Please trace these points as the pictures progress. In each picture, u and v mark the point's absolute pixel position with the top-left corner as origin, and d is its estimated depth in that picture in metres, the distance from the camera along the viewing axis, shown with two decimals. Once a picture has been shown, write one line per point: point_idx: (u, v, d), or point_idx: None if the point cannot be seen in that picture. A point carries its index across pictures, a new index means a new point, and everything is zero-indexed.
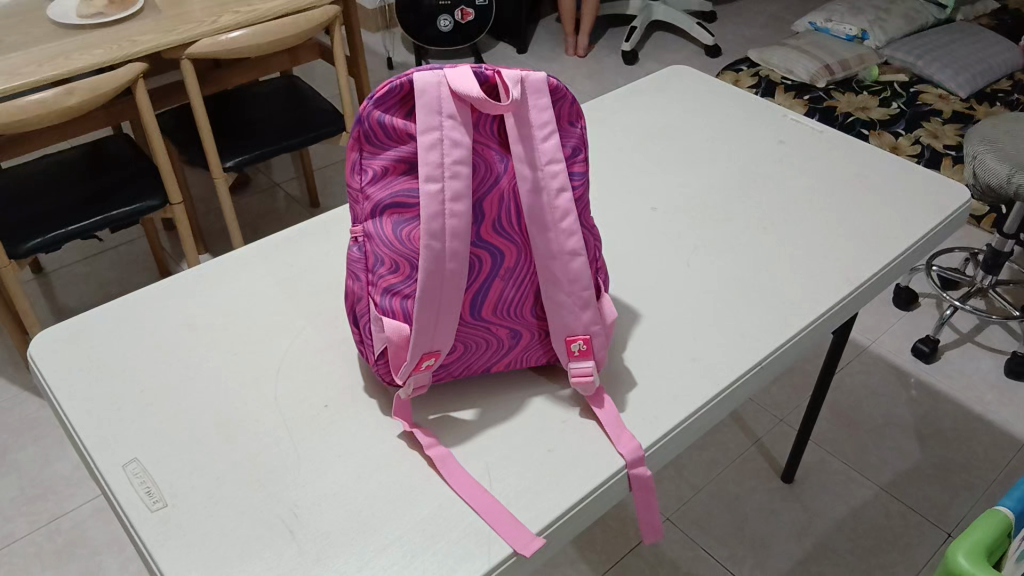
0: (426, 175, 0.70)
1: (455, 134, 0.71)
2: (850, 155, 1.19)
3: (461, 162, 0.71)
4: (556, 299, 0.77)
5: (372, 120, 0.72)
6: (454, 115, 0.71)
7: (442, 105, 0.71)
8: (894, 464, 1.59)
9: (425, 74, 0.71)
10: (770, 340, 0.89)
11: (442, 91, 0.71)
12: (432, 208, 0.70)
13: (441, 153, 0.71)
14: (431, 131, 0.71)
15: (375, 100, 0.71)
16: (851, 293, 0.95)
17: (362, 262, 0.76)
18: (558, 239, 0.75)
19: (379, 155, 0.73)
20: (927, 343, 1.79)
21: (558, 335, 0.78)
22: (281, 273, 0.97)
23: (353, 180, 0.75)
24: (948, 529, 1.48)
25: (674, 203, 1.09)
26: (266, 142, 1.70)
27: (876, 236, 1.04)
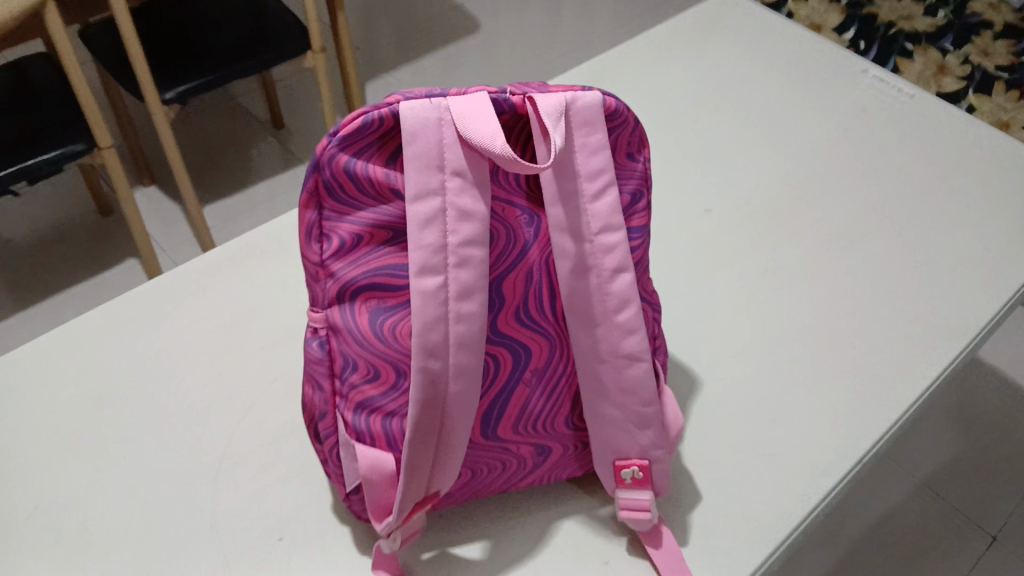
0: (420, 265, 0.46)
1: (464, 199, 0.46)
2: (950, 129, 0.94)
3: (473, 242, 0.47)
4: (601, 412, 0.54)
5: (336, 171, 0.46)
6: (463, 169, 0.46)
7: (444, 154, 0.46)
8: (935, 455, 1.39)
9: (417, 105, 0.45)
10: (869, 425, 0.67)
11: (446, 134, 0.46)
12: (429, 313, 0.46)
13: (443, 229, 0.46)
14: (428, 196, 0.46)
15: (341, 143, 0.46)
16: (965, 350, 0.73)
17: (326, 364, 0.52)
18: (610, 336, 0.51)
19: (347, 215, 0.48)
20: None
21: (600, 455, 0.56)
22: (218, 311, 0.72)
23: (308, 250, 0.49)
24: (993, 532, 1.30)
25: (733, 201, 0.85)
26: (214, 66, 1.38)
27: (991, 257, 0.81)
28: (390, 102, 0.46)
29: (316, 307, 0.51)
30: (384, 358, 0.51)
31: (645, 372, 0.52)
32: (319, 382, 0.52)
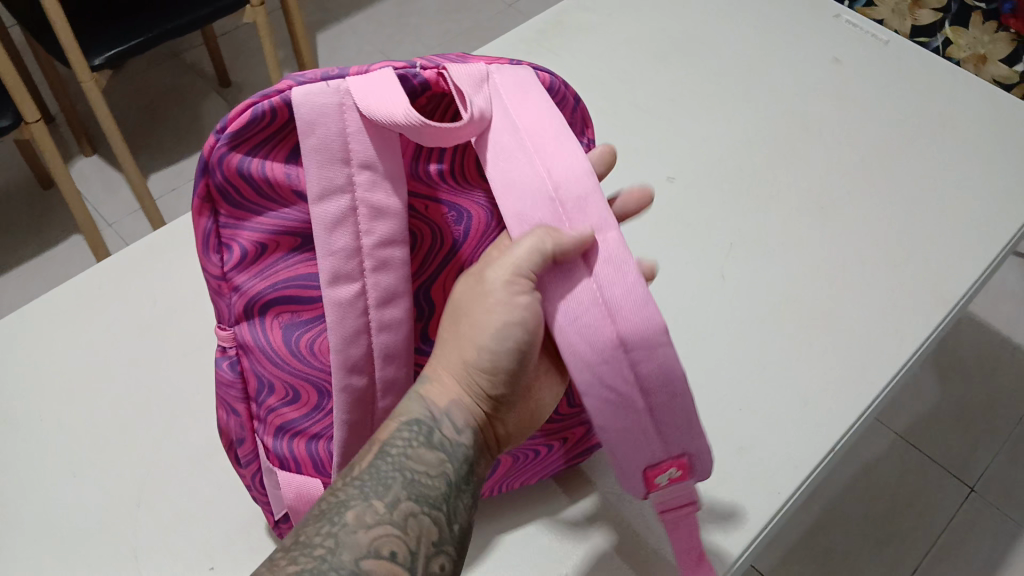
0: (332, 273, 0.42)
1: (376, 195, 0.41)
2: (927, 78, 0.88)
3: (389, 241, 0.42)
4: (614, 416, 0.45)
5: (228, 173, 0.40)
6: (372, 160, 0.40)
7: (349, 145, 0.39)
8: (912, 404, 1.35)
9: (313, 87, 0.39)
10: (845, 409, 0.63)
11: (350, 121, 0.39)
12: (348, 325, 0.42)
13: (355, 231, 0.41)
14: (335, 194, 0.40)
15: (229, 139, 0.39)
16: (944, 321, 0.68)
17: (240, 386, 0.48)
18: (592, 317, 0.42)
19: (247, 222, 0.43)
20: None
21: (626, 470, 0.48)
22: (136, 315, 0.67)
23: (208, 262, 0.44)
24: (970, 484, 1.26)
25: (697, 166, 0.79)
26: (145, 29, 1.27)
27: (973, 217, 0.76)
28: (282, 89, 0.39)
29: (223, 325, 0.46)
30: (303, 379, 0.46)
31: (662, 358, 0.42)
32: (234, 406, 0.48)
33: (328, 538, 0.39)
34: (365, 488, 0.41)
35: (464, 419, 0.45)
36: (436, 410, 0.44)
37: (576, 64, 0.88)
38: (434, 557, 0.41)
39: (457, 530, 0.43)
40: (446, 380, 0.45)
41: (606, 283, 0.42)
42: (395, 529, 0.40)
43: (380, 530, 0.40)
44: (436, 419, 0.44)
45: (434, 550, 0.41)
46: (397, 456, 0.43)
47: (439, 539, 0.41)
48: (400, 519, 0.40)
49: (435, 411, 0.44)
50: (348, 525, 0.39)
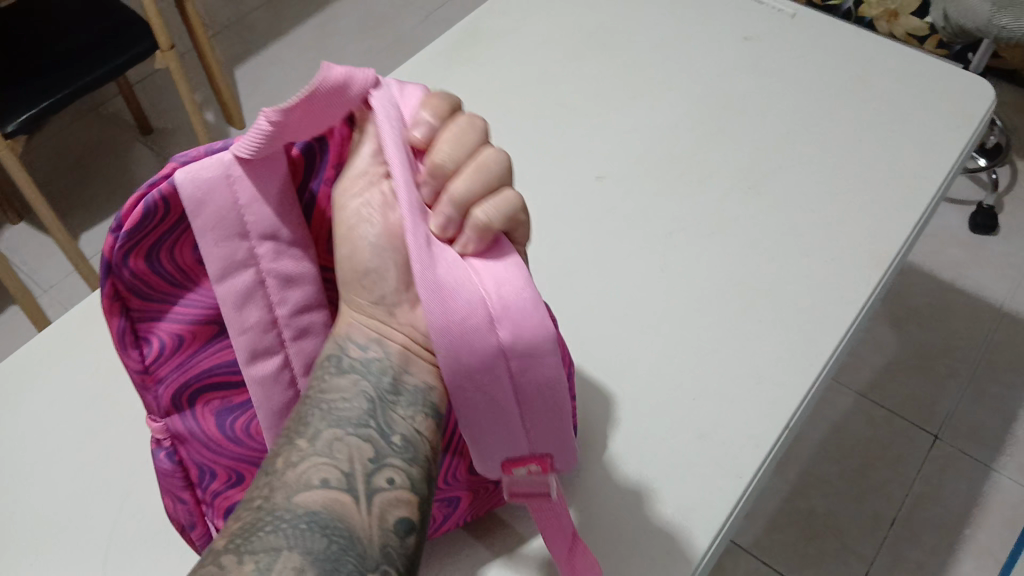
0: (252, 348, 0.46)
1: (282, 265, 0.45)
2: (840, 46, 0.89)
3: (302, 307, 0.47)
4: (481, 408, 0.45)
5: (136, 265, 0.43)
6: (273, 230, 0.44)
7: (244, 216, 0.43)
8: (868, 359, 1.38)
9: (197, 165, 0.41)
10: (798, 386, 0.63)
11: (239, 193, 0.42)
12: (275, 394, 0.48)
13: (268, 306, 0.46)
14: (238, 269, 0.44)
15: (130, 235, 0.41)
16: (884, 283, 0.70)
17: (182, 472, 0.50)
18: (479, 319, 0.41)
19: (161, 315, 0.45)
20: (984, 215, 1.51)
21: (488, 450, 0.48)
22: (76, 393, 0.66)
23: (127, 358, 0.45)
24: (936, 431, 1.29)
25: (627, 162, 0.80)
26: (57, 86, 1.24)
27: (900, 176, 0.77)
28: (166, 175, 0.41)
29: (154, 418, 0.48)
30: (241, 453, 0.49)
31: (533, 371, 0.43)
32: (180, 494, 0.50)
33: (267, 488, 0.39)
34: (290, 434, 0.42)
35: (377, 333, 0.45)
36: (344, 346, 0.45)
37: (493, 73, 0.88)
38: (372, 472, 0.40)
39: (396, 442, 0.42)
40: (349, 309, 0.46)
41: (494, 290, 0.41)
42: (321, 456, 0.40)
43: (307, 463, 0.40)
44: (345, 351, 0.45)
45: (371, 467, 0.40)
46: (316, 401, 0.43)
47: (374, 454, 0.41)
48: (326, 448, 0.41)
49: (344, 346, 0.45)
50: (280, 471, 0.39)
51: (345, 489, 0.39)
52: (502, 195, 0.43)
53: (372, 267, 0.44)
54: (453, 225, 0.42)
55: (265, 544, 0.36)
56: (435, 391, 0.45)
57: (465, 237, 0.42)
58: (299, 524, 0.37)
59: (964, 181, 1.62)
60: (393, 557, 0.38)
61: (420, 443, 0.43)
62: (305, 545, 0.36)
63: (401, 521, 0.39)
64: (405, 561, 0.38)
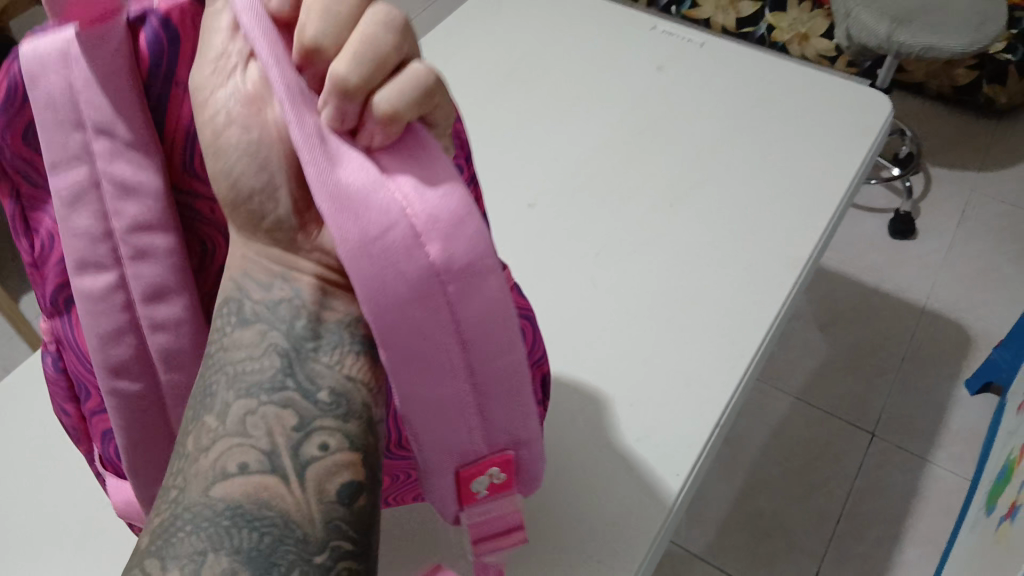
0: (79, 260, 0.40)
1: (119, 170, 0.38)
2: (746, 70, 0.96)
3: (144, 226, 0.39)
4: (420, 382, 0.35)
5: (18, 146, 0.43)
6: (107, 124, 0.38)
7: (77, 102, 0.38)
8: (802, 364, 1.44)
9: (42, 41, 0.38)
10: (724, 382, 0.68)
11: (73, 74, 0.38)
12: (104, 321, 0.41)
13: (100, 212, 0.39)
14: (72, 162, 0.39)
15: (3, 104, 0.41)
16: (797, 284, 0.75)
17: (65, 383, 0.51)
18: (402, 231, 0.32)
19: (45, 207, 0.45)
20: (902, 219, 1.60)
21: (438, 458, 0.38)
22: (29, 444, 0.68)
23: (19, 246, 0.46)
24: (871, 429, 1.35)
25: (555, 186, 0.84)
26: None
27: (807, 184, 0.83)
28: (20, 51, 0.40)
29: (44, 317, 0.49)
30: (97, 380, 0.48)
31: (479, 309, 0.34)
32: (63, 402, 0.51)
33: (178, 479, 0.34)
34: (197, 404, 0.35)
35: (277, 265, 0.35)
36: (242, 287, 0.36)
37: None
38: (299, 443, 0.34)
39: (324, 399, 0.35)
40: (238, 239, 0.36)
41: (415, 190, 0.32)
42: (233, 435, 0.34)
43: (221, 445, 0.33)
44: (244, 295, 0.36)
45: (297, 435, 0.34)
46: (216, 359, 0.36)
47: (299, 421, 0.34)
48: (237, 422, 0.34)
49: (242, 285, 0.36)
50: (189, 456, 0.34)
51: (268, 471, 0.33)
52: (408, 69, 0.33)
53: (250, 184, 0.34)
54: (351, 117, 0.33)
55: (184, 550, 0.31)
56: (363, 323, 0.36)
57: (370, 128, 0.33)
58: (217, 523, 0.32)
59: (880, 192, 1.71)
60: (339, 530, 0.33)
61: (353, 390, 0.35)
62: (230, 544, 0.31)
63: (343, 487, 0.34)
64: (356, 526, 0.34)
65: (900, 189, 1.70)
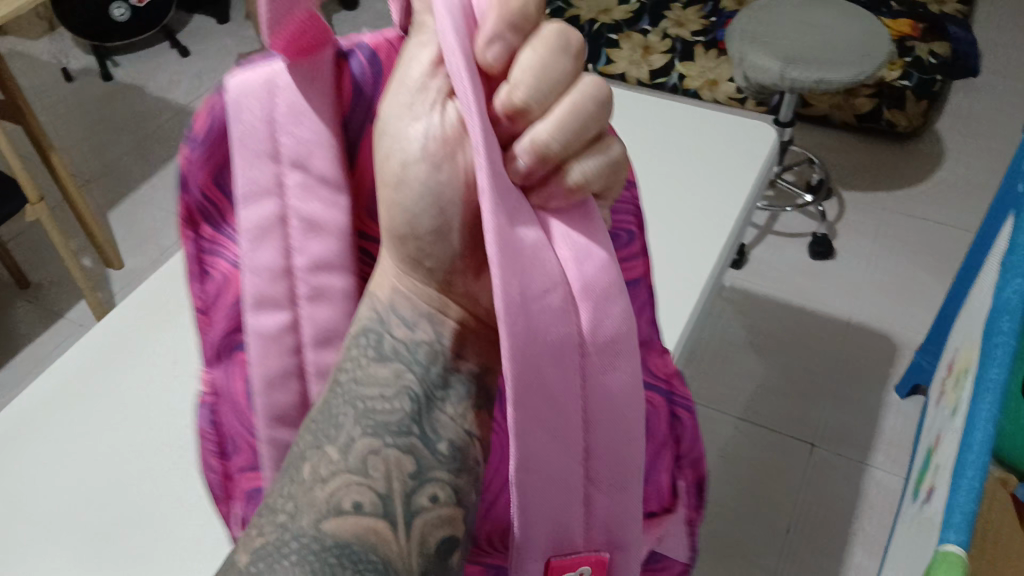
0: (257, 302, 0.42)
1: (309, 205, 0.41)
2: (642, 116, 1.05)
3: (324, 266, 0.42)
4: (553, 454, 0.34)
5: (204, 184, 0.47)
6: (303, 160, 0.40)
7: (276, 136, 0.40)
8: (741, 387, 1.51)
9: (248, 72, 0.40)
10: None
11: (277, 107, 0.40)
12: (275, 356, 0.43)
13: (281, 249, 0.42)
14: (262, 197, 0.41)
15: (195, 140, 0.45)
16: (701, 301, 0.82)
17: (214, 437, 0.52)
18: (556, 296, 0.32)
19: (221, 253, 0.49)
20: (821, 243, 1.70)
21: (539, 541, 0.36)
22: None
23: (194, 290, 0.51)
24: (812, 441, 1.42)
25: None
26: None
27: (705, 212, 0.91)
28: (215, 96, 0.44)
29: (207, 369, 0.52)
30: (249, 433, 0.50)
31: (614, 387, 0.34)
32: (211, 460, 0.53)
33: (287, 503, 0.35)
34: (318, 434, 0.37)
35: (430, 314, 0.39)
36: (381, 311, 0.39)
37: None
38: (415, 490, 0.36)
39: (444, 450, 0.37)
40: (384, 271, 0.39)
41: (572, 255, 0.33)
42: (354, 474, 0.36)
43: (338, 480, 0.35)
44: (384, 324, 0.39)
45: (412, 482, 0.36)
46: (349, 388, 0.38)
47: (415, 469, 0.36)
48: (359, 462, 0.36)
49: (382, 314, 0.39)
50: (308, 482, 0.35)
51: (381, 513, 0.35)
52: (605, 148, 0.32)
53: (412, 190, 0.34)
54: (536, 175, 0.32)
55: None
56: (483, 379, 0.40)
57: (550, 188, 0.33)
58: (327, 559, 0.33)
59: (797, 219, 1.82)
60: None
61: (466, 448, 0.38)
62: None
63: (441, 540, 0.36)
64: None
65: (815, 214, 1.82)
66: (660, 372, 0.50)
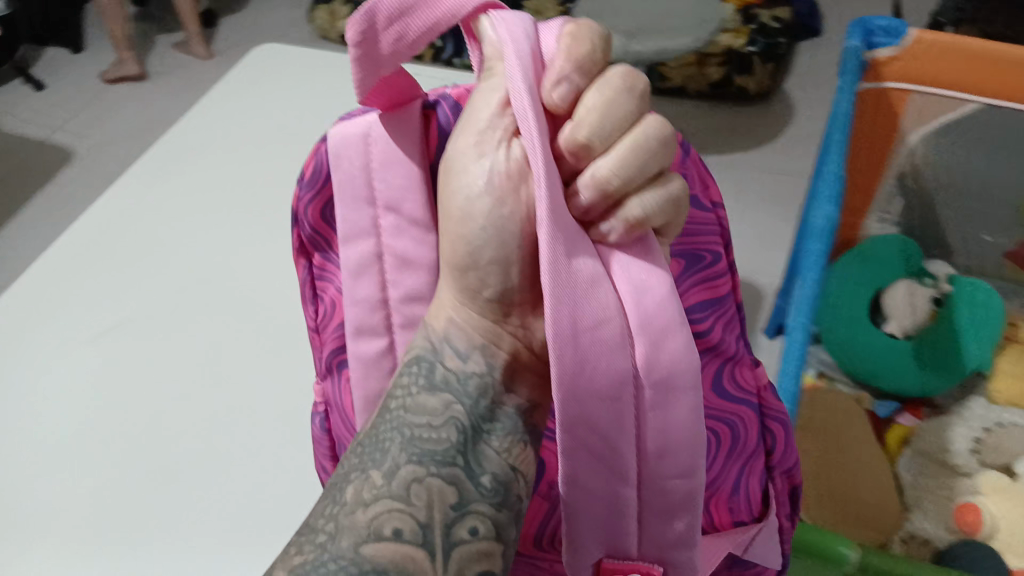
0: (356, 329, 0.50)
1: (401, 243, 0.48)
2: None
3: (415, 297, 0.49)
4: (596, 476, 0.38)
5: (314, 219, 0.52)
6: (395, 203, 0.47)
7: (372, 184, 0.47)
8: None
9: (349, 125, 0.47)
10: None
11: (371, 155, 0.47)
12: (372, 371, 0.51)
13: (375, 284, 0.49)
14: (359, 235, 0.49)
15: (303, 184, 0.51)
16: None
17: (329, 441, 0.60)
18: (611, 334, 0.35)
19: (330, 277, 0.55)
20: None
21: (587, 544, 0.40)
22: None
23: (308, 312, 0.57)
24: None
25: None
26: None
27: None
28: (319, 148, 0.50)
29: (320, 380, 0.59)
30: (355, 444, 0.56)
31: (666, 423, 0.37)
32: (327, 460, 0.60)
33: (329, 523, 0.38)
34: (364, 459, 0.41)
35: (485, 343, 0.43)
36: (437, 344, 0.44)
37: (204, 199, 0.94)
38: (455, 522, 0.39)
39: (486, 483, 0.40)
40: (449, 300, 0.44)
41: (632, 299, 0.36)
42: (395, 499, 0.39)
43: (380, 506, 0.38)
44: (437, 353, 0.44)
45: (452, 514, 0.39)
46: (399, 416, 0.42)
47: (457, 500, 0.39)
48: (401, 487, 0.39)
49: (436, 344, 0.44)
50: (348, 505, 0.39)
51: (421, 543, 0.38)
52: (662, 183, 0.37)
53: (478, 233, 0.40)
54: (596, 211, 0.37)
55: None
56: (531, 414, 0.44)
57: (610, 225, 0.36)
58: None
59: None
60: None
61: (510, 485, 0.41)
62: None
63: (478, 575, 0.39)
64: None
65: None
66: (751, 384, 0.54)
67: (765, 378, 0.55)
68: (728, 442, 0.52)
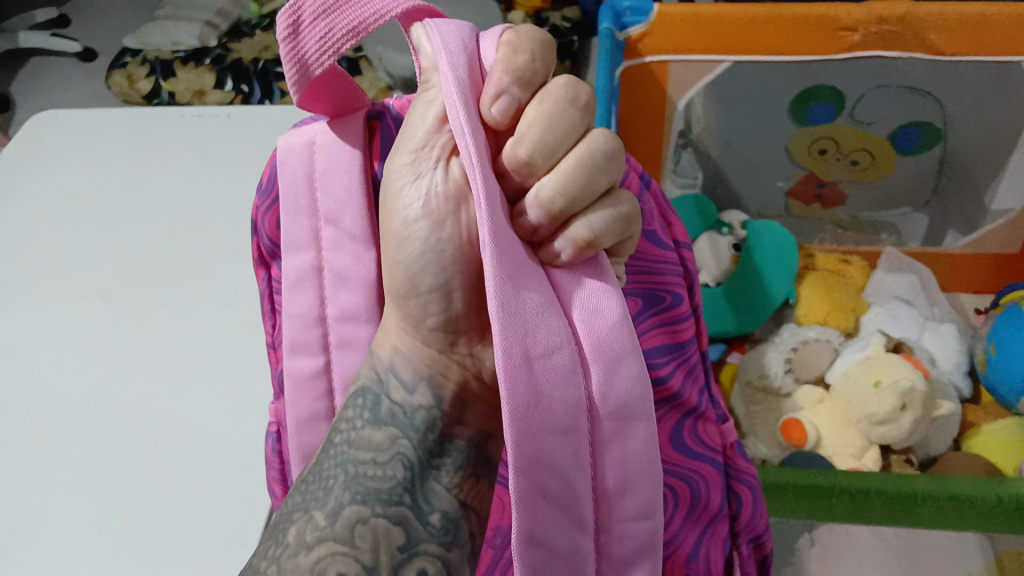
0: (292, 346, 0.51)
1: (339, 259, 0.48)
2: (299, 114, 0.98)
3: (349, 317, 0.49)
4: (560, 529, 0.37)
5: (270, 231, 0.54)
6: (336, 217, 0.48)
7: (313, 197, 0.48)
8: None
9: (296, 135, 0.49)
10: None
11: (313, 166, 0.48)
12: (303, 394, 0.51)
13: (308, 300, 0.50)
14: (298, 251, 0.49)
15: (264, 191, 0.54)
16: None
17: (279, 463, 0.60)
18: (563, 360, 0.35)
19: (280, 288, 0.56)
20: None
21: None
22: None
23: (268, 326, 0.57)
24: None
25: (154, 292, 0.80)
26: None
27: None
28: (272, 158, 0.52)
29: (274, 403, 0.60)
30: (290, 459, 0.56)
31: (623, 454, 0.38)
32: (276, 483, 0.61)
33: (273, 567, 0.38)
34: (307, 499, 0.40)
35: (432, 375, 0.44)
36: (383, 375, 0.44)
37: None
38: (403, 563, 0.39)
39: (435, 522, 0.40)
40: (394, 330, 0.45)
41: (587, 329, 0.37)
42: (339, 543, 0.38)
43: (323, 549, 0.38)
44: (383, 386, 0.44)
45: (400, 555, 0.39)
46: (344, 448, 0.42)
47: (405, 540, 0.39)
48: (347, 529, 0.39)
49: (381, 375, 0.44)
50: (291, 547, 0.39)
51: None
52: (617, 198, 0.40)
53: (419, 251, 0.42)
54: (545, 232, 0.39)
55: None
56: (475, 453, 0.44)
57: (560, 245, 0.38)
58: None
59: None
60: None
61: (458, 524, 0.41)
62: None
63: None
64: None
65: None
66: (717, 441, 0.66)
67: (729, 437, 0.68)
68: (688, 494, 0.63)
